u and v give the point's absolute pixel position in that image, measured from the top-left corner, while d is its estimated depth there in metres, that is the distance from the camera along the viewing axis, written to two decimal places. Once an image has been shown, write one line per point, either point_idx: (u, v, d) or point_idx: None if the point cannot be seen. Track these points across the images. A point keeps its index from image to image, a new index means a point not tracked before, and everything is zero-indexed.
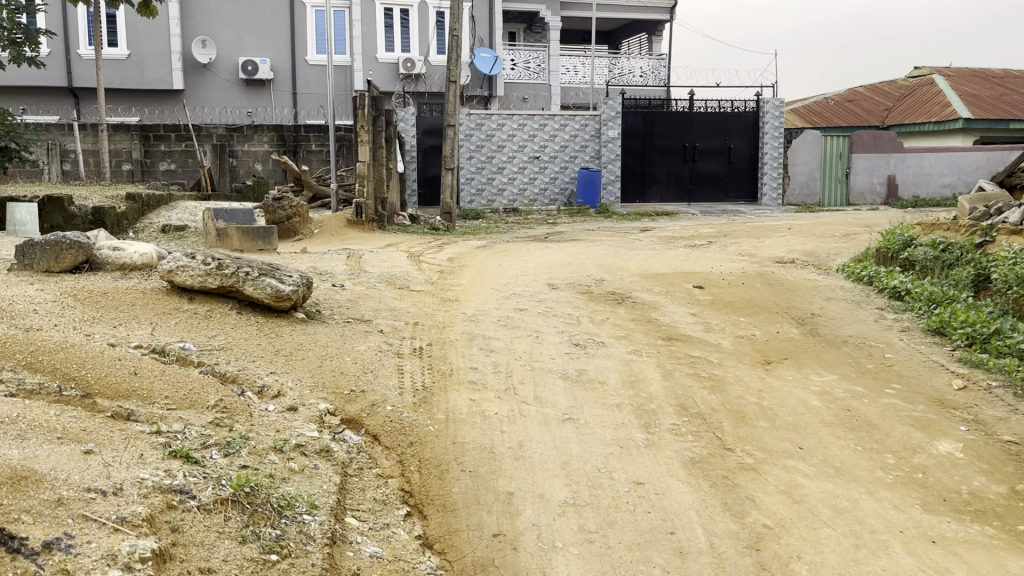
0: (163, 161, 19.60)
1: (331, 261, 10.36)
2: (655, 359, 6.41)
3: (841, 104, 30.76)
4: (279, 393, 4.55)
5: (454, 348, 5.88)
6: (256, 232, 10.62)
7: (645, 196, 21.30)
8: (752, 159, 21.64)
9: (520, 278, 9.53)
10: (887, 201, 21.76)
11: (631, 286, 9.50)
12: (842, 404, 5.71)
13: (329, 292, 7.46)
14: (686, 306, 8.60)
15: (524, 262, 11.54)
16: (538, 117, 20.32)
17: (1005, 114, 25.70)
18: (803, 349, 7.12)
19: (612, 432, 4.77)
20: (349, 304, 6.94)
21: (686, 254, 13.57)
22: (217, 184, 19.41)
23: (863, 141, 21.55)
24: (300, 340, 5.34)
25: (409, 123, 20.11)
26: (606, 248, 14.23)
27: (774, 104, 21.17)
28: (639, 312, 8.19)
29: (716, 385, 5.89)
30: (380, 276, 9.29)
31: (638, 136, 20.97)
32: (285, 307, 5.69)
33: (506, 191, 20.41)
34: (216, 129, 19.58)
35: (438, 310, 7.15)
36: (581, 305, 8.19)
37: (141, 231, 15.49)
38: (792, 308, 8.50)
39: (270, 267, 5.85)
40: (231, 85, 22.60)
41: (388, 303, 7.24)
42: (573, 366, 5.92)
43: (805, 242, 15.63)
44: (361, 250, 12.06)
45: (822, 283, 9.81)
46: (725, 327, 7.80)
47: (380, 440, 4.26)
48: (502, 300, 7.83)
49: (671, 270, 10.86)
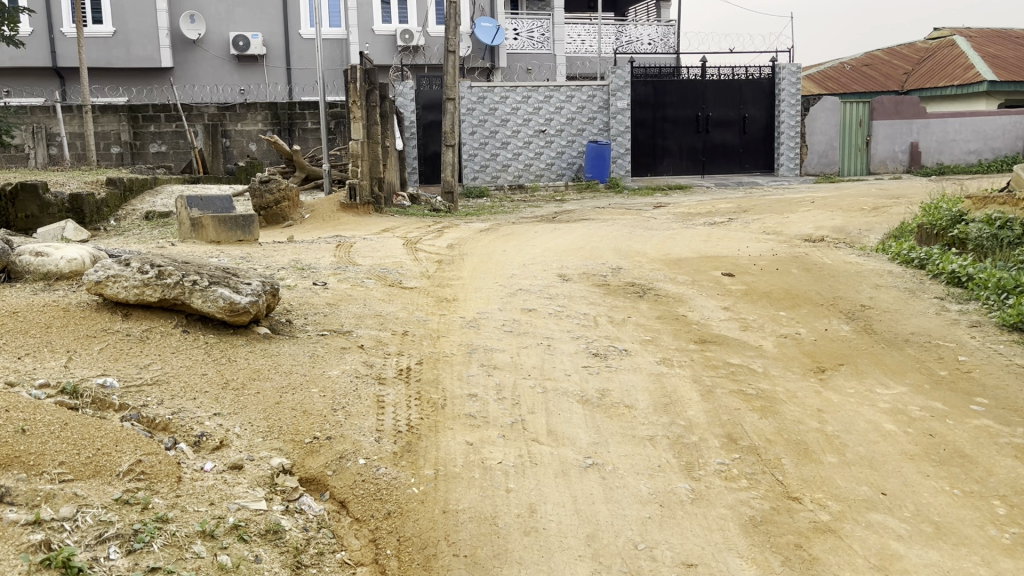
0: (154, 142, 18.51)
1: (318, 252, 9.39)
2: (690, 371, 5.39)
3: (858, 69, 29.53)
4: (221, 444, 3.55)
5: (449, 366, 4.88)
6: (233, 220, 9.63)
7: (656, 169, 20.22)
8: (768, 128, 20.48)
9: (526, 270, 8.50)
10: (910, 168, 20.53)
11: (651, 275, 8.47)
12: (922, 426, 4.69)
13: (305, 295, 6.45)
14: (717, 299, 7.57)
15: (531, 247, 10.52)
16: (543, 89, 19.16)
17: None
18: (859, 351, 6.10)
19: (648, 481, 3.76)
20: (328, 310, 5.93)
21: (707, 233, 12.57)
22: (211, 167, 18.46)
23: (884, 107, 20.34)
24: (257, 365, 4.33)
25: (408, 97, 19.06)
26: (618, 229, 13.21)
27: (790, 70, 20.03)
28: (663, 308, 7.18)
29: (767, 405, 4.87)
30: (370, 269, 8.28)
31: (648, 106, 19.83)
32: (243, 322, 4.69)
33: (511, 167, 19.32)
34: (208, 108, 18.49)
35: (432, 314, 6.13)
36: (598, 301, 7.17)
37: (124, 219, 14.58)
38: (838, 299, 7.48)
39: (226, 273, 4.85)
40: (222, 61, 21.51)
41: (375, 305, 6.23)
42: (594, 386, 4.92)
43: (831, 218, 14.53)
44: (352, 238, 11.09)
45: (866, 267, 8.78)
46: (764, 325, 6.81)
47: (349, 509, 3.28)
48: (507, 298, 6.81)
49: (693, 254, 9.83)
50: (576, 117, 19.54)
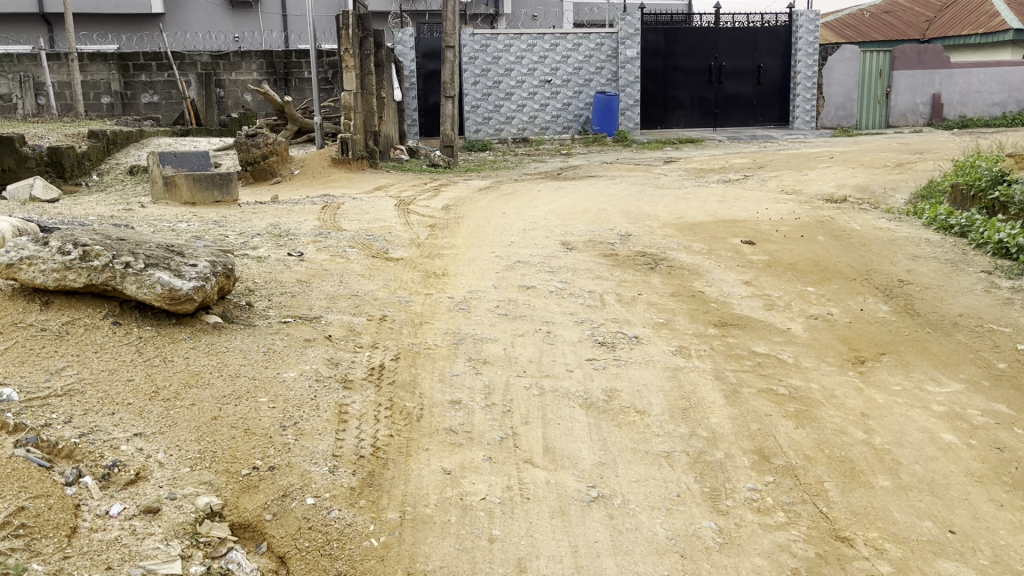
0: (145, 93, 17.59)
1: (301, 214, 8.70)
2: (710, 365, 4.69)
3: (877, 16, 28.34)
4: (138, 478, 2.85)
5: (430, 363, 4.16)
6: (208, 179, 8.84)
7: (667, 122, 19.34)
8: (784, 79, 19.53)
9: (526, 238, 7.79)
10: (930, 122, 19.56)
11: (663, 243, 7.72)
12: (987, 437, 3.99)
13: (275, 269, 5.74)
14: (736, 272, 6.83)
15: (533, 209, 9.78)
16: (549, 36, 18.12)
17: None
18: (902, 336, 5.38)
19: (665, 521, 3.09)
20: (299, 288, 5.24)
21: (720, 193, 11.83)
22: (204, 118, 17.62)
23: (907, 57, 19.21)
24: (197, 367, 3.61)
25: (407, 45, 18.02)
26: (627, 187, 12.45)
27: (808, 17, 18.91)
28: (677, 284, 6.45)
29: (804, 408, 4.17)
30: (355, 236, 7.57)
31: (659, 55, 18.83)
32: (186, 310, 3.99)
33: (515, 118, 18.42)
34: (200, 56, 17.43)
35: (416, 293, 5.41)
36: (606, 275, 6.45)
37: (107, 173, 13.87)
38: (873, 272, 6.72)
39: (167, 252, 4.12)
40: (216, 7, 21.09)
41: (353, 281, 5.50)
42: (600, 385, 4.21)
43: (853, 175, 13.69)
44: (342, 197, 10.40)
45: (899, 233, 8.03)
46: (791, 304, 6.10)
47: (290, 568, 2.61)
48: (503, 272, 6.09)
49: (708, 218, 9.07)
50: (583, 66, 18.55)
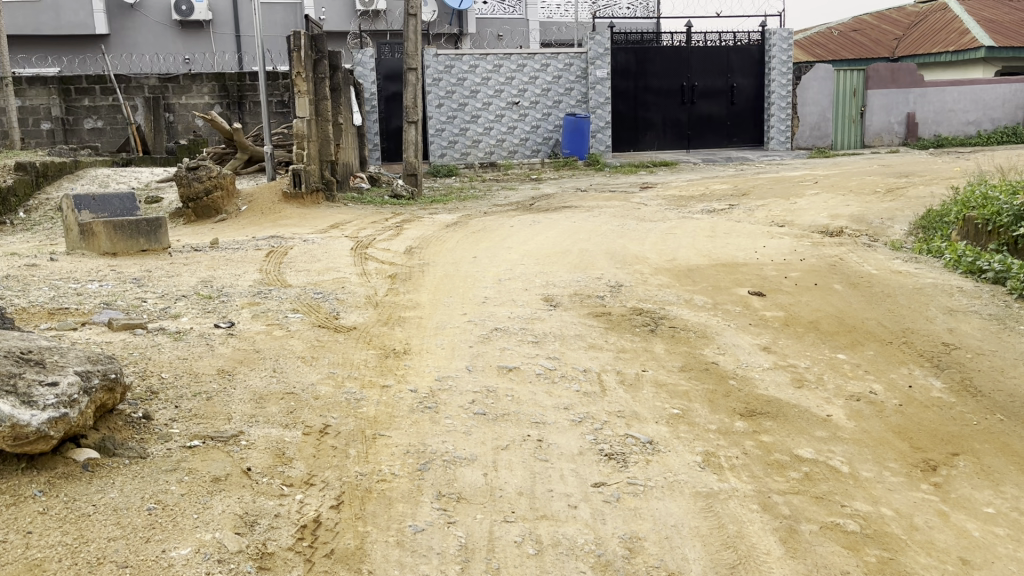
0: (88, 118, 16.20)
1: (241, 266, 7.57)
2: (751, 485, 3.64)
3: (846, 34, 27.94)
4: None
5: (386, 511, 3.06)
6: (133, 226, 7.69)
7: (639, 144, 18.47)
8: (759, 99, 18.76)
9: (502, 292, 6.76)
10: (906, 141, 18.90)
11: (660, 295, 6.70)
12: None
13: (197, 353, 4.62)
14: (750, 334, 5.85)
15: (506, 251, 8.72)
16: (516, 56, 17.17)
17: None
18: (971, 426, 4.39)
19: None
20: (220, 385, 4.09)
21: (709, 227, 10.88)
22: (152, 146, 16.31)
23: (880, 75, 18.59)
24: (38, 555, 2.52)
25: (367, 67, 17.06)
26: (607, 220, 11.45)
27: (782, 35, 18.18)
28: (686, 353, 5.41)
29: (888, 559, 3.15)
30: (301, 294, 6.44)
31: (630, 75, 17.99)
32: (40, 451, 2.86)
33: (481, 142, 17.40)
34: (147, 79, 16.12)
35: (369, 385, 4.28)
36: (600, 344, 5.40)
37: (34, 210, 12.60)
38: (912, 332, 5.74)
39: (18, 361, 3.00)
40: (165, 27, 19.88)
41: (289, 370, 4.37)
42: (615, 530, 3.14)
43: (845, 203, 12.79)
44: (293, 240, 9.28)
45: (924, 278, 7.10)
46: (825, 379, 5.10)
47: None
48: (478, 346, 5.01)
49: (704, 261, 8.08)
50: (552, 87, 17.61)
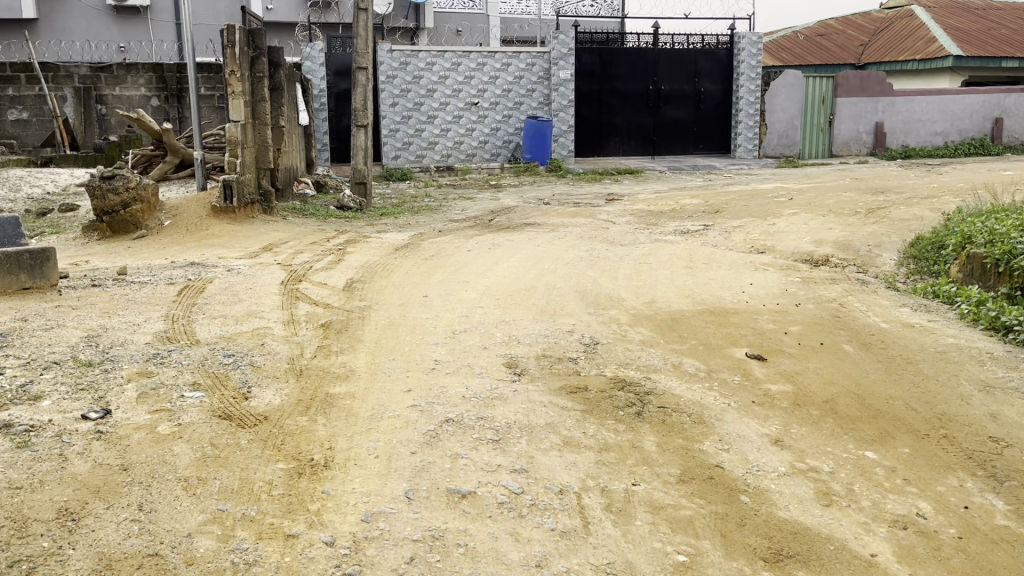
0: (11, 109, 14.22)
1: (141, 309, 6.30)
2: None
3: (811, 37, 27.24)
4: None
5: None
6: (10, 260, 6.40)
7: (603, 149, 17.45)
8: (726, 104, 17.86)
9: (458, 350, 5.64)
10: (874, 151, 18.16)
11: (644, 358, 5.63)
12: None
13: (43, 473, 3.42)
14: (756, 418, 4.81)
15: (461, 287, 7.60)
16: (475, 54, 15.97)
17: (1000, 52, 22.38)
18: None
19: None
20: (53, 549, 2.91)
21: (685, 253, 9.84)
22: (82, 142, 14.54)
23: (849, 83, 17.80)
24: None
25: (315, 61, 15.71)
26: (574, 243, 10.34)
27: (751, 39, 17.26)
28: (682, 452, 4.33)
29: None
30: (207, 357, 5.21)
31: (594, 77, 16.92)
32: None
33: (437, 144, 16.24)
34: (77, 67, 14.28)
35: (270, 531, 3.16)
36: (577, 439, 4.31)
37: None
38: (950, 419, 4.77)
39: None
40: (98, 13, 18.33)
41: (163, 508, 3.21)
42: None
43: (827, 225, 11.85)
44: (216, 268, 8.01)
45: (943, 337, 6.16)
46: (859, 490, 4.08)
47: None
48: (423, 455, 3.86)
49: (688, 305, 7.05)
50: (513, 87, 16.47)
